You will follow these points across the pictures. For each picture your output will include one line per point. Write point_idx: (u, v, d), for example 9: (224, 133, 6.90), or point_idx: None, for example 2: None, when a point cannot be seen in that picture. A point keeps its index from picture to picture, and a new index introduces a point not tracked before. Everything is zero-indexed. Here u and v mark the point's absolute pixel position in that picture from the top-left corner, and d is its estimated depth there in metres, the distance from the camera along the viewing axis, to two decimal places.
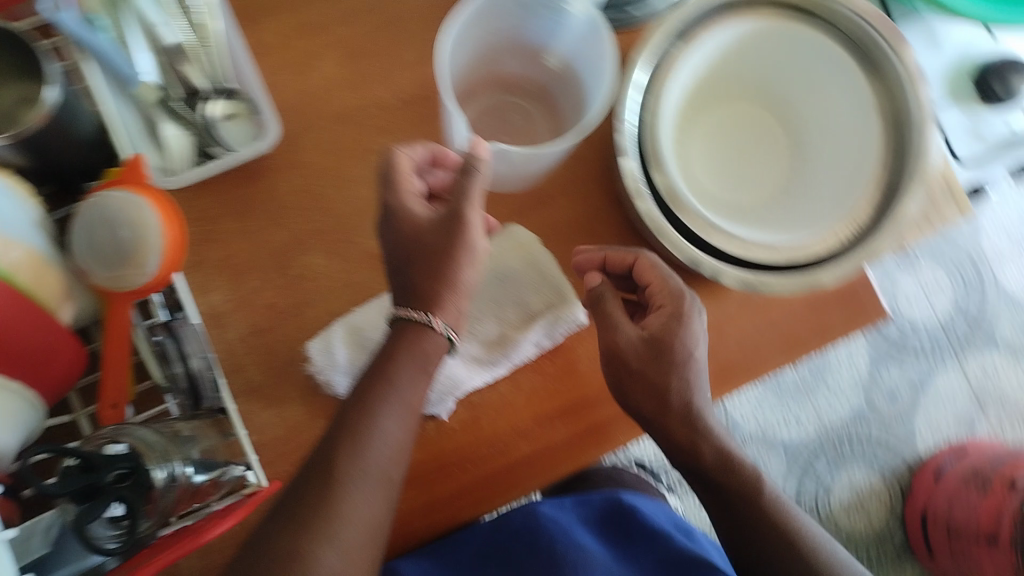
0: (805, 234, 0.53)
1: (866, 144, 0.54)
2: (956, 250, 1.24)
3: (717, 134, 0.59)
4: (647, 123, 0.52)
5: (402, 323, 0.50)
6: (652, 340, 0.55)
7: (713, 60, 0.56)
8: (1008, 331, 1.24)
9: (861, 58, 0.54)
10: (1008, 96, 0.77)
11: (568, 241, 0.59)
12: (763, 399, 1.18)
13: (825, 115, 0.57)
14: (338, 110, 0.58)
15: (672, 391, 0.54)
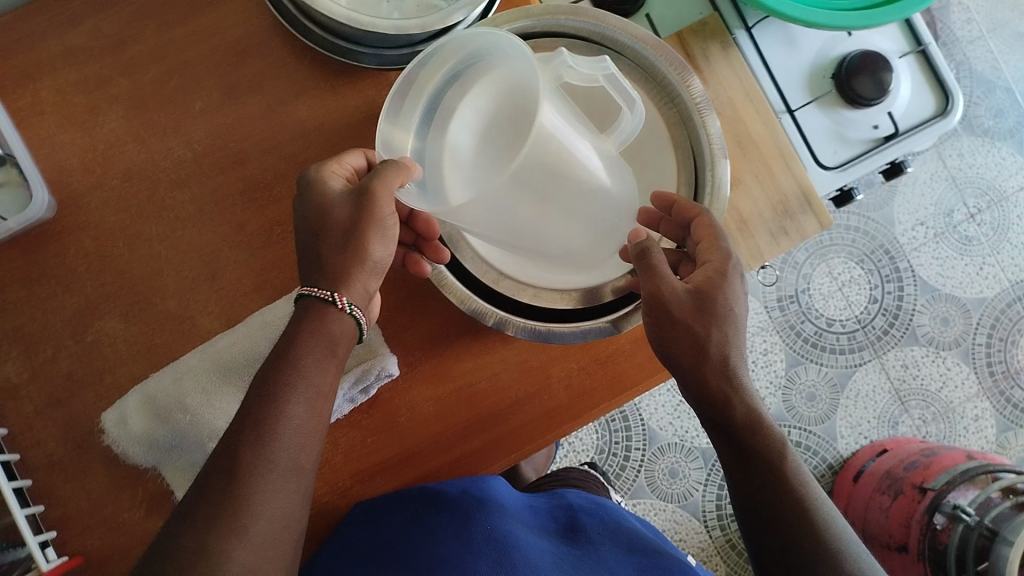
0: (602, 270, 0.57)
1: (665, 174, 0.57)
2: (869, 240, 1.23)
3: None
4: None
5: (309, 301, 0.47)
6: (699, 292, 0.48)
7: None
8: (928, 324, 1.21)
9: (654, 92, 0.56)
10: (863, 92, 0.76)
11: (377, 288, 0.58)
12: (679, 407, 1.19)
13: (630, 143, 0.60)
14: (127, 166, 0.57)
15: (712, 342, 0.47)
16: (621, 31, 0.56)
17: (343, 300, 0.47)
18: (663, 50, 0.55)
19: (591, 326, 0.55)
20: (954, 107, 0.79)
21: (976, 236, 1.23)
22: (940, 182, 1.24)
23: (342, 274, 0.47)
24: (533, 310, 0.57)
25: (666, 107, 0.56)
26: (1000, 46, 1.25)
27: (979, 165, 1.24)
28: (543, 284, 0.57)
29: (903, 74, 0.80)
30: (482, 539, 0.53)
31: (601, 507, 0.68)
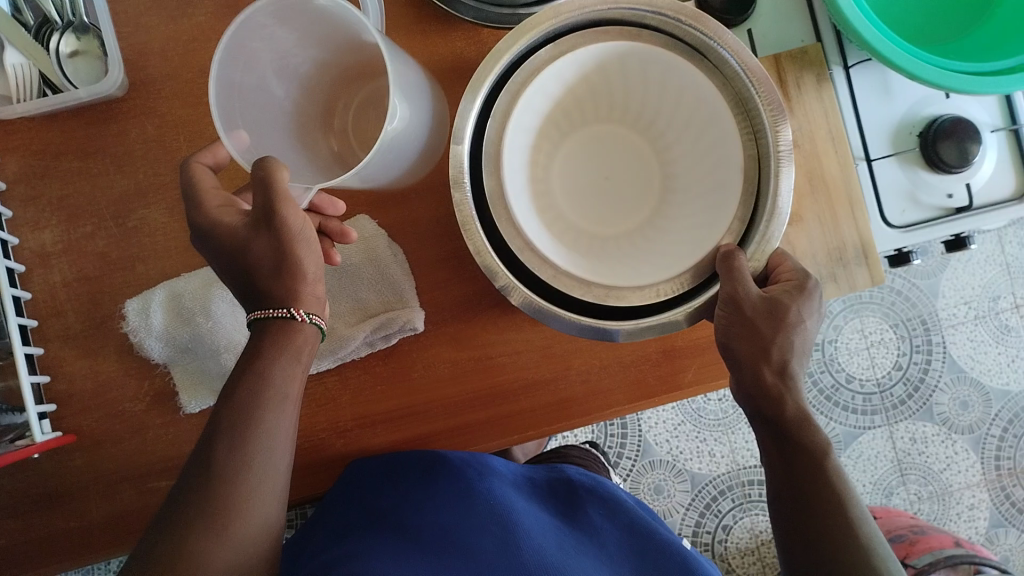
0: (639, 274, 0.53)
1: (721, 205, 0.54)
2: (908, 307, 1.21)
3: (584, 160, 0.63)
4: (491, 132, 0.53)
5: (264, 322, 0.47)
6: (771, 300, 0.50)
7: (588, 76, 0.56)
8: (946, 405, 1.20)
9: (737, 114, 0.53)
10: (947, 159, 0.74)
11: (419, 240, 0.58)
12: (680, 427, 1.18)
13: (700, 158, 0.57)
14: (206, 63, 0.56)
15: (774, 346, 0.50)
16: (727, 53, 0.52)
17: (299, 312, 0.47)
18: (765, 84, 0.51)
19: (587, 325, 0.52)
20: None
21: (1016, 327, 1.21)
22: (993, 266, 1.21)
23: (292, 289, 0.47)
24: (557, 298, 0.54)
25: (744, 129, 0.53)
26: None
27: None
28: (572, 272, 0.53)
29: (990, 150, 0.79)
30: (485, 513, 0.59)
31: (599, 485, 0.67)
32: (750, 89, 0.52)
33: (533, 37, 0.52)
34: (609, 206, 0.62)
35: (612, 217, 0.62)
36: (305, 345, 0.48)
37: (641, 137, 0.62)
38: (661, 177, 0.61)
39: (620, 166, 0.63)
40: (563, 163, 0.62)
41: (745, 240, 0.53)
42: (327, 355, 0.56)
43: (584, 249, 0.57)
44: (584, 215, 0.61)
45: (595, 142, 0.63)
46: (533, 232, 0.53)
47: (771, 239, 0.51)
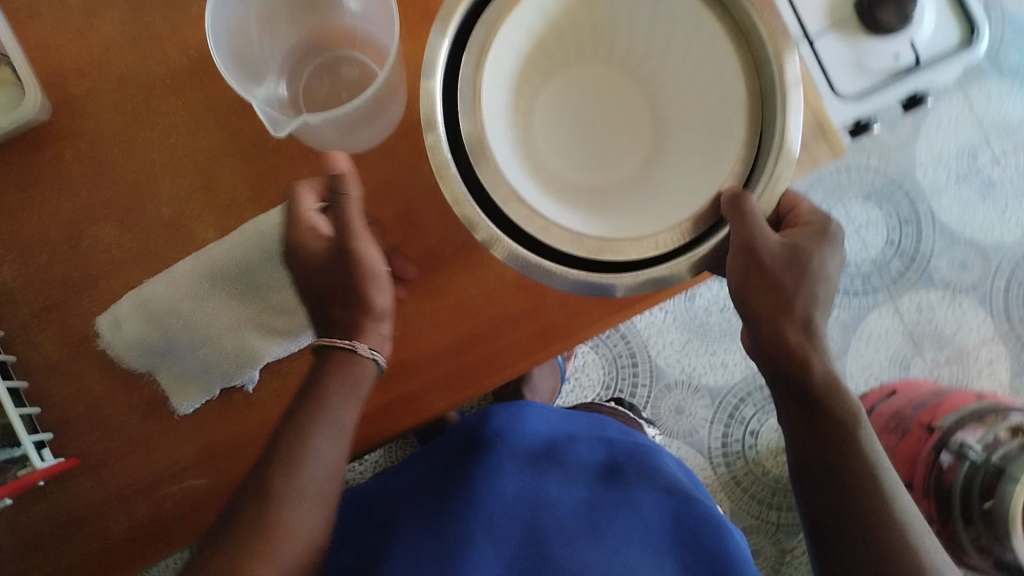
0: (635, 222, 0.51)
1: (726, 121, 0.50)
2: (889, 182, 1.20)
3: (569, 109, 0.58)
4: (466, 72, 0.49)
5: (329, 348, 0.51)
6: (791, 248, 0.52)
7: (573, 4, 0.52)
8: (946, 268, 1.19)
9: (735, 44, 0.49)
10: (888, 20, 0.74)
11: (372, 202, 0.58)
12: (687, 345, 1.18)
13: (699, 92, 0.53)
14: (123, 71, 0.56)
15: (799, 300, 0.52)
16: None
17: (379, 339, 0.52)
18: None
19: (580, 280, 0.50)
20: (980, 40, 0.78)
21: (998, 180, 1.21)
22: (965, 124, 1.21)
23: (370, 316, 0.52)
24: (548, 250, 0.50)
25: (743, 57, 0.49)
26: None
27: (1007, 107, 1.21)
28: (575, 229, 0.50)
29: (927, 2, 0.78)
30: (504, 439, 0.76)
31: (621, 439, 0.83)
32: (748, 12, 0.48)
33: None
34: (606, 157, 0.57)
35: (606, 167, 0.56)
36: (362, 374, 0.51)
37: (635, 82, 0.57)
38: (653, 111, 0.57)
39: (610, 106, 0.58)
40: (544, 118, 0.57)
41: (750, 179, 0.50)
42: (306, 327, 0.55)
43: (581, 201, 0.54)
44: (572, 168, 0.56)
45: (582, 89, 0.58)
46: (516, 180, 0.50)
47: (778, 181, 0.49)
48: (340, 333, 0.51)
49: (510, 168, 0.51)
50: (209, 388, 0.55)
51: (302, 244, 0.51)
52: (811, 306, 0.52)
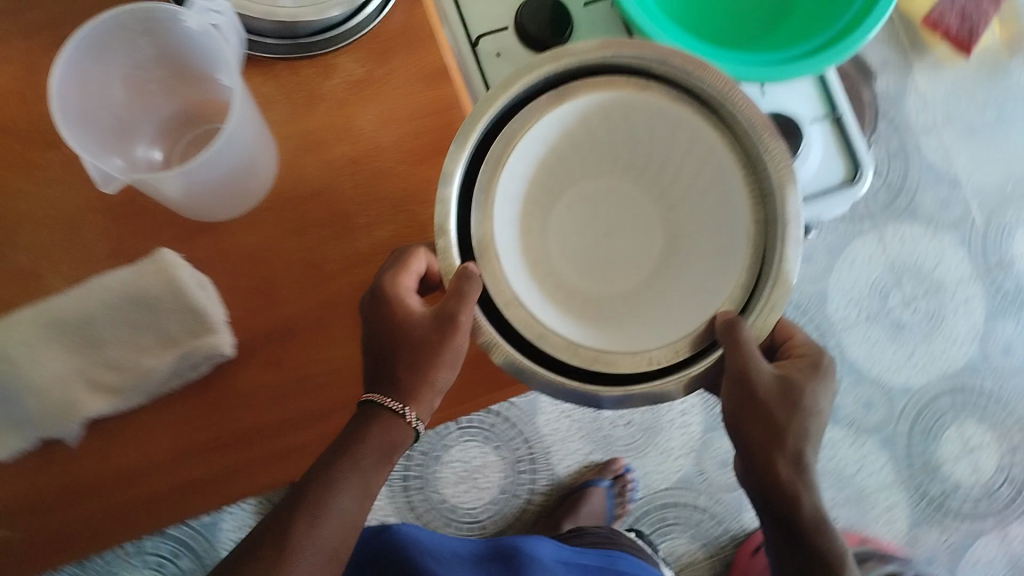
0: (640, 335, 0.54)
1: (729, 251, 0.54)
2: (803, 316, 1.23)
3: (585, 217, 0.63)
4: (484, 178, 0.53)
5: (375, 408, 0.53)
6: (785, 381, 0.53)
7: (595, 126, 0.57)
8: (850, 407, 1.22)
9: (743, 168, 0.52)
10: None
11: (229, 270, 0.58)
12: (590, 456, 1.20)
13: (710, 213, 0.57)
14: (5, 120, 0.58)
15: (790, 432, 0.53)
16: (736, 107, 0.51)
17: (411, 415, 0.53)
18: (763, 128, 0.51)
19: (569, 391, 0.51)
20: (862, 178, 0.81)
21: (907, 323, 1.24)
22: (878, 264, 1.24)
23: (411, 391, 0.53)
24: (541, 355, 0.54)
25: (750, 185, 0.52)
26: (953, 136, 1.27)
27: (919, 252, 1.25)
28: (567, 341, 0.53)
29: (814, 138, 0.80)
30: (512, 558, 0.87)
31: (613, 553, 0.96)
32: (758, 146, 0.51)
33: (529, 82, 0.52)
34: (614, 262, 0.63)
35: (617, 273, 0.62)
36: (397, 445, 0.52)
37: (646, 195, 0.62)
38: (666, 232, 0.62)
39: (624, 221, 0.63)
40: (561, 225, 0.63)
41: (746, 307, 0.52)
42: (139, 386, 0.56)
43: (584, 312, 0.58)
44: (582, 272, 0.62)
45: (597, 196, 0.63)
46: (516, 285, 0.54)
47: (775, 308, 0.51)
48: (389, 394, 0.53)
49: (512, 270, 0.55)
50: (26, 435, 0.55)
51: (399, 307, 0.53)
52: (802, 440, 0.53)
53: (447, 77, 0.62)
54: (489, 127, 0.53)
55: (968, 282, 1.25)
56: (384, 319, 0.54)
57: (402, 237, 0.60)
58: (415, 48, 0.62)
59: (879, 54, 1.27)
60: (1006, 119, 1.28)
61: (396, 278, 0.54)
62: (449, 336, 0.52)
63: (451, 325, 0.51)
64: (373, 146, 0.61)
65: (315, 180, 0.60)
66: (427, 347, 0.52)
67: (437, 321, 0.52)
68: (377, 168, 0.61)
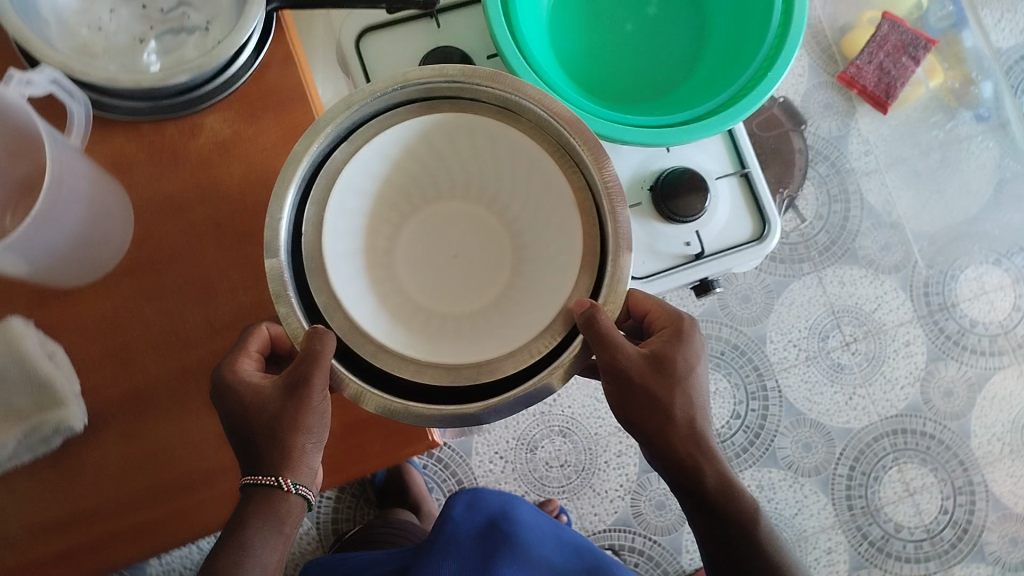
0: (492, 346, 0.53)
1: (567, 255, 0.53)
2: (741, 357, 1.23)
3: (423, 243, 0.61)
4: (311, 215, 0.51)
5: (253, 488, 0.51)
6: (654, 356, 0.56)
7: (416, 154, 0.56)
8: (789, 449, 1.21)
9: (556, 157, 0.52)
10: (677, 212, 0.79)
11: (87, 339, 0.57)
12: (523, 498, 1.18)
13: (542, 213, 0.56)
14: None
15: (674, 407, 0.56)
16: (544, 107, 0.52)
17: (287, 482, 0.51)
18: (574, 123, 0.51)
19: (449, 416, 0.49)
20: (770, 235, 0.82)
21: (847, 365, 1.25)
22: (816, 305, 1.25)
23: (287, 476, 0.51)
24: (405, 386, 0.51)
25: (562, 163, 0.52)
26: (895, 180, 1.31)
27: (859, 295, 1.26)
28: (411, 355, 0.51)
29: (723, 195, 0.82)
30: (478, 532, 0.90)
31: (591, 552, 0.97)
32: (564, 133, 0.52)
33: (340, 122, 0.51)
34: (460, 285, 0.60)
35: (464, 291, 0.59)
36: (287, 512, 0.51)
37: (482, 209, 0.60)
38: (509, 246, 0.60)
39: (467, 241, 0.61)
40: (405, 252, 0.60)
41: (597, 290, 0.52)
42: None
43: (429, 333, 0.55)
44: (433, 295, 0.59)
45: (433, 222, 0.61)
46: (357, 310, 0.52)
47: (622, 281, 0.50)
48: (259, 469, 0.51)
49: (352, 301, 0.52)
50: None
51: (248, 386, 0.52)
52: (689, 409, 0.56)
53: None
54: (312, 165, 0.51)
55: (909, 325, 1.26)
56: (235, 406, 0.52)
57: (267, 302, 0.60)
58: (289, 110, 0.62)
59: (822, 99, 1.30)
60: (947, 167, 1.32)
61: (234, 362, 0.53)
62: (304, 392, 0.50)
63: (301, 386, 0.50)
64: (241, 210, 0.61)
65: (180, 245, 0.60)
66: (287, 418, 0.51)
67: (288, 387, 0.51)
68: (244, 232, 0.60)
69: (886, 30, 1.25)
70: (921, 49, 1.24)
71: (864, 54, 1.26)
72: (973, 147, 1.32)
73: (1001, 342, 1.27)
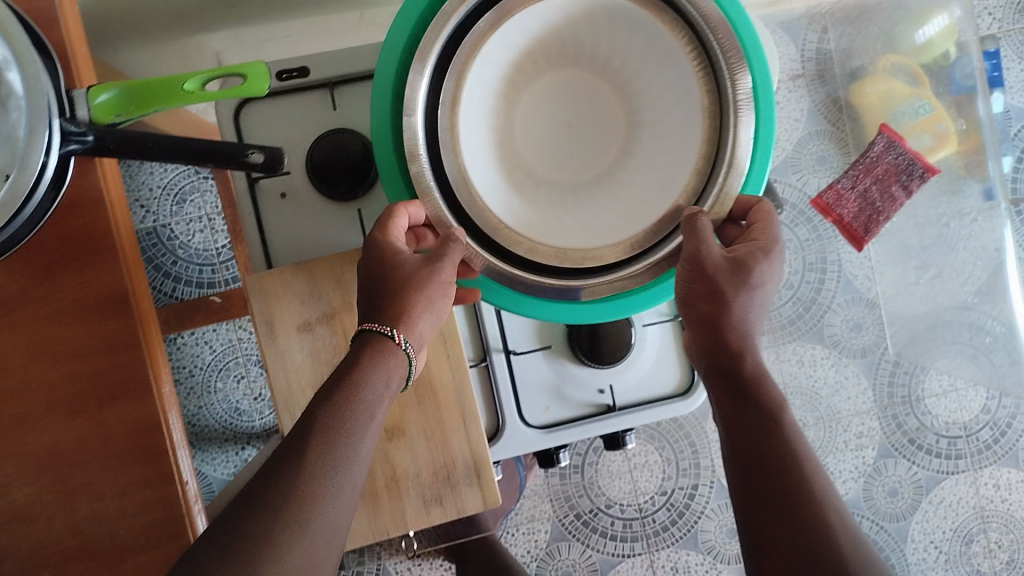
0: (602, 228, 0.57)
1: (683, 151, 0.56)
2: (675, 431, 1.14)
3: (548, 114, 0.60)
4: (448, 89, 0.53)
5: (367, 334, 0.53)
6: (735, 259, 0.52)
7: (556, 25, 0.56)
8: (712, 533, 1.13)
9: (693, 55, 0.53)
10: (588, 350, 0.69)
11: None
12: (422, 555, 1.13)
13: (673, 109, 0.56)
14: None
15: (736, 310, 0.52)
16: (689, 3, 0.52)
17: (400, 336, 0.53)
18: (719, 22, 0.52)
19: (551, 288, 0.56)
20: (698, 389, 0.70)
21: None
22: None
23: None
24: (522, 258, 0.57)
25: (698, 67, 0.53)
26: (878, 254, 1.14)
27: (818, 378, 1.14)
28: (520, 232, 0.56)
29: (647, 345, 0.72)
30: None
31: None
32: (710, 38, 0.53)
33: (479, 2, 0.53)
34: (579, 156, 0.60)
35: (581, 163, 0.60)
36: (394, 365, 0.52)
37: (609, 87, 0.59)
38: (627, 125, 0.59)
39: (586, 112, 0.60)
40: (530, 117, 0.60)
41: (701, 196, 0.55)
42: None
43: (548, 204, 0.59)
44: (551, 161, 0.60)
45: (556, 98, 0.60)
46: (480, 179, 0.56)
47: (730, 190, 0.54)
48: (377, 320, 0.54)
49: (480, 161, 0.56)
50: None
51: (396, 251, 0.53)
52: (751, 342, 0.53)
53: (128, 308, 0.50)
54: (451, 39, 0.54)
55: (866, 416, 1.14)
56: (373, 262, 0.54)
57: (44, 503, 0.50)
58: (90, 266, 0.50)
59: (816, 150, 1.13)
60: (944, 242, 1.14)
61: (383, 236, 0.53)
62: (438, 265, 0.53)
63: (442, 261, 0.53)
64: (18, 388, 0.50)
65: None
66: (412, 280, 0.53)
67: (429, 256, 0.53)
68: (20, 415, 0.50)
69: (880, 149, 1.05)
70: (915, 177, 1.06)
71: (846, 178, 1.07)
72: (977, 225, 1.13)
73: (961, 445, 1.15)
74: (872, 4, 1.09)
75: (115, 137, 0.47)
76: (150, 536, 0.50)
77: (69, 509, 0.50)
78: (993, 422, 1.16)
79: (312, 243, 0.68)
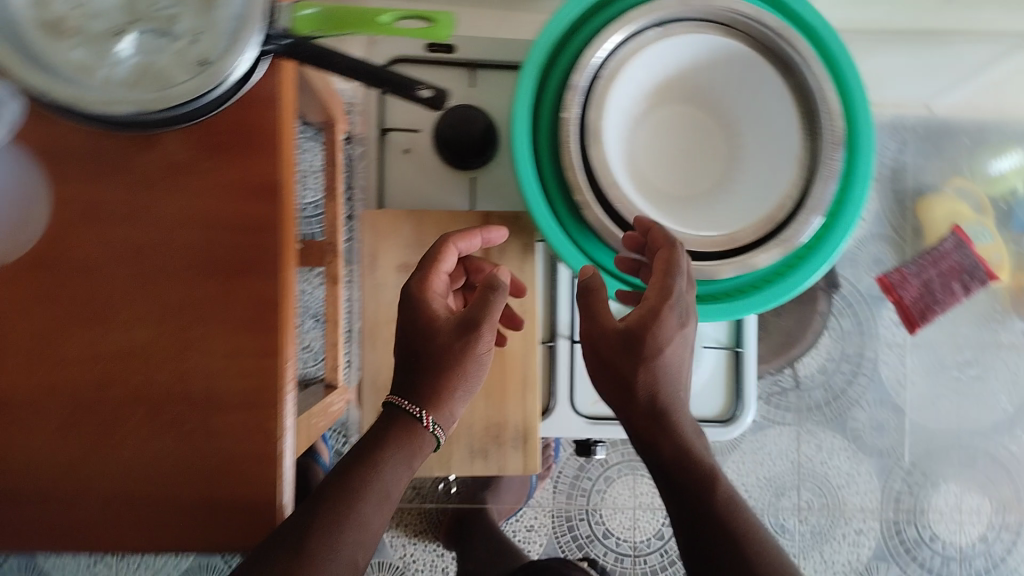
0: (692, 225, 0.64)
1: (771, 189, 0.65)
2: None
3: (667, 137, 0.71)
4: (606, 75, 0.63)
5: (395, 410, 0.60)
6: (628, 332, 0.58)
7: (700, 61, 0.67)
8: None
9: (802, 117, 0.65)
10: None
11: None
12: (419, 536, 1.15)
13: (773, 156, 0.67)
14: None
15: (639, 387, 0.58)
16: (812, 71, 0.64)
17: (428, 419, 0.60)
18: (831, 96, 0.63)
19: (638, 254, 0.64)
20: None
21: (792, 529, 1.16)
22: (784, 460, 1.17)
23: None
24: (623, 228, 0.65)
25: (803, 125, 0.65)
26: (915, 364, 1.18)
27: (831, 466, 1.17)
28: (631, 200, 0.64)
29: None
30: None
31: None
32: (819, 107, 0.64)
33: (648, 20, 0.65)
34: (682, 175, 0.70)
35: (682, 180, 0.70)
36: (418, 445, 0.59)
37: (719, 129, 0.71)
38: (726, 161, 0.70)
39: (697, 144, 0.71)
40: (652, 132, 0.70)
41: (784, 227, 0.64)
42: None
43: (651, 195, 0.66)
44: (658, 172, 0.69)
45: (677, 126, 0.71)
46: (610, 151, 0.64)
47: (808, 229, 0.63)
48: (410, 399, 0.60)
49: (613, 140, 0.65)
50: None
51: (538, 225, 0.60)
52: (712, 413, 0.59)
53: (276, 194, 0.56)
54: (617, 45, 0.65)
55: (869, 514, 1.17)
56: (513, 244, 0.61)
57: (159, 345, 0.55)
58: (252, 153, 0.56)
59: (873, 251, 1.18)
60: (979, 367, 1.18)
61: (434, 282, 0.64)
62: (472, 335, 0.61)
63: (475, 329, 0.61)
64: (167, 241, 0.56)
65: (93, 254, 0.56)
66: None
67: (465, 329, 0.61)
68: (161, 265, 0.56)
69: (948, 248, 1.13)
70: (977, 280, 1.12)
71: (913, 263, 1.16)
72: (1010, 358, 1.18)
73: (953, 566, 1.18)
74: (957, 129, 1.16)
75: (306, 48, 0.53)
76: (243, 400, 0.55)
77: (178, 358, 0.56)
78: (989, 554, 1.18)
79: (421, 194, 0.80)
